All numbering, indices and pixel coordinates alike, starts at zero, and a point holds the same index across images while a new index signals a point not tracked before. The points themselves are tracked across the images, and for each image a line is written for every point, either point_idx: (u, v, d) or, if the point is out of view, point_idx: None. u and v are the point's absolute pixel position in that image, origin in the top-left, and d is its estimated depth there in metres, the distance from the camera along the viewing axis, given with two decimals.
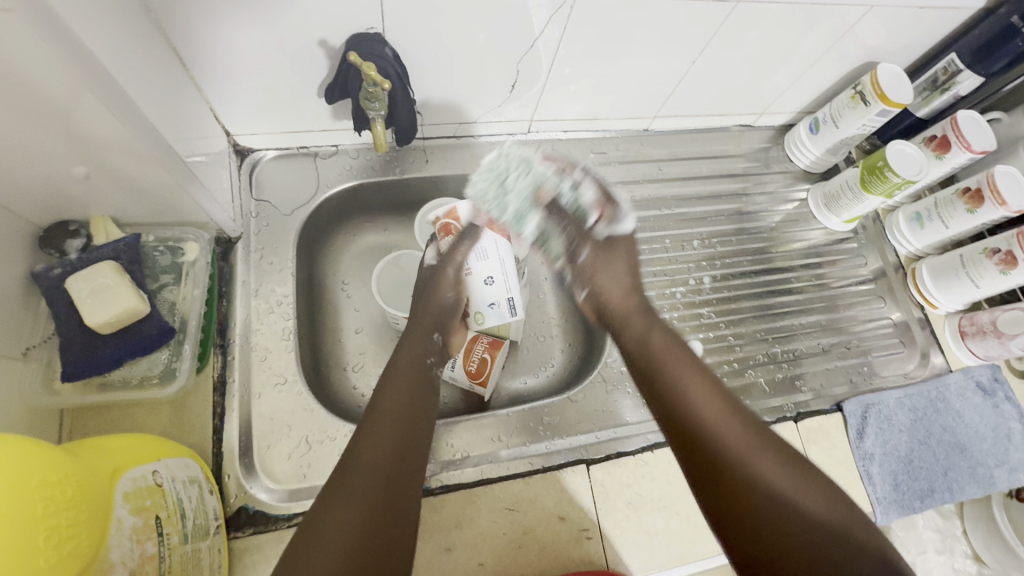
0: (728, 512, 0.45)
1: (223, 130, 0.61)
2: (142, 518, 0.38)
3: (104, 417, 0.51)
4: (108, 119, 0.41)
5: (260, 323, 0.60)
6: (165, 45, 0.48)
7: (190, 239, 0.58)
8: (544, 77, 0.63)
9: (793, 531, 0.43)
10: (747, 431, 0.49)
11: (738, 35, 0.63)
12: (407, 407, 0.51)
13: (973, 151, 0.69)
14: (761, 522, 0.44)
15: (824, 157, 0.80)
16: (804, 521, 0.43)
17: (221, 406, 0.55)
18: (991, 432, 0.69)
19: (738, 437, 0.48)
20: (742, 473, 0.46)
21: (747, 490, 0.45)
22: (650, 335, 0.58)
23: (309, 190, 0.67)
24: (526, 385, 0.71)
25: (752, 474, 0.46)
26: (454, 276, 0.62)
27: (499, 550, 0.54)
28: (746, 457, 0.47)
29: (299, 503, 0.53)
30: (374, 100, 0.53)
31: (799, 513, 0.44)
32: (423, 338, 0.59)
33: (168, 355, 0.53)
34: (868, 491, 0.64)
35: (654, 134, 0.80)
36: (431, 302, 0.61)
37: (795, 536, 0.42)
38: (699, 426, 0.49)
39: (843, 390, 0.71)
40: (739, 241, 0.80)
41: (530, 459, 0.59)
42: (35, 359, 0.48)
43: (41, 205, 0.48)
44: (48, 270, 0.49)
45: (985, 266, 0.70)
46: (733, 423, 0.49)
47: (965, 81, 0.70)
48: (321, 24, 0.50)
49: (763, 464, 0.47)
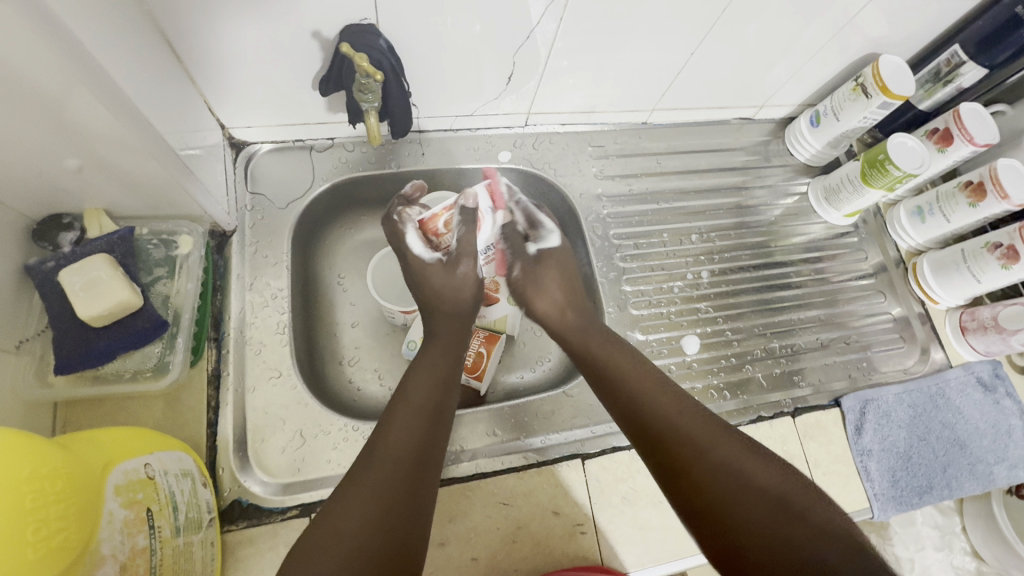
0: (685, 496, 0.46)
1: (218, 122, 0.61)
2: (133, 512, 0.38)
3: (98, 410, 0.51)
4: (100, 112, 0.41)
5: (255, 316, 0.60)
6: (159, 37, 0.48)
7: (184, 233, 0.57)
8: (541, 69, 0.63)
9: (745, 510, 0.43)
10: (695, 418, 0.50)
11: (738, 26, 0.62)
12: (436, 394, 0.53)
13: (975, 144, 0.68)
14: (717, 503, 0.44)
15: (825, 150, 0.80)
16: (758, 498, 0.43)
17: (215, 399, 0.55)
18: (992, 429, 0.69)
19: (688, 423, 0.50)
20: (693, 455, 0.47)
21: (719, 485, 0.45)
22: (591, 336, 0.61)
23: (305, 183, 0.67)
24: (523, 379, 0.71)
25: (703, 456, 0.47)
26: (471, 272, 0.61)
27: (493, 545, 0.54)
28: (712, 449, 0.47)
29: (293, 497, 0.53)
30: (367, 92, 0.53)
31: (750, 491, 0.44)
32: (457, 329, 0.60)
33: (161, 348, 0.53)
34: (866, 487, 0.64)
35: (652, 127, 0.79)
36: (459, 299, 0.61)
37: (773, 533, 0.41)
38: (648, 420, 0.51)
39: (842, 386, 0.71)
40: (738, 235, 0.79)
41: (524, 453, 0.59)
42: (28, 352, 0.48)
43: (35, 199, 0.48)
44: (42, 263, 0.49)
45: (987, 261, 0.69)
46: (680, 413, 0.51)
47: (968, 73, 0.69)
48: (314, 15, 0.50)
49: (714, 445, 0.47)
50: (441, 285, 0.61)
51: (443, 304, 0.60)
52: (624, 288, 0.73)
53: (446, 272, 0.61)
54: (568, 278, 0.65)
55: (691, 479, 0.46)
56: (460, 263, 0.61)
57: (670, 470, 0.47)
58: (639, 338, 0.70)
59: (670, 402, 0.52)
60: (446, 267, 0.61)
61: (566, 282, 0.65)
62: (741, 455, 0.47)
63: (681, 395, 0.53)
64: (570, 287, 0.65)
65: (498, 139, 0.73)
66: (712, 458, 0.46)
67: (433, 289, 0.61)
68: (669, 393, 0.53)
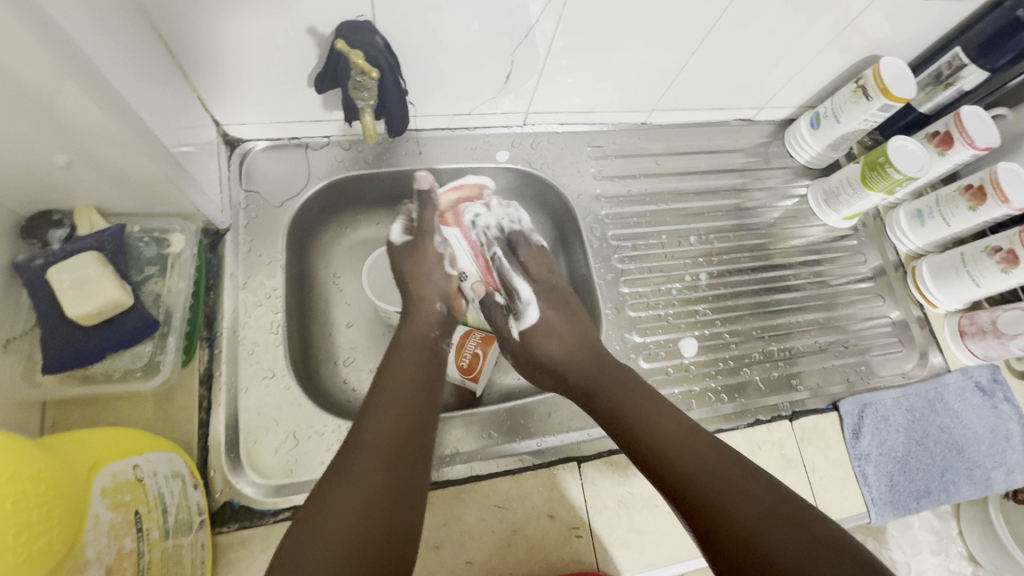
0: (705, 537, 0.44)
1: (212, 119, 0.60)
2: (120, 514, 0.38)
3: (86, 410, 0.51)
4: (90, 108, 0.40)
5: (249, 316, 0.60)
6: (151, 31, 0.47)
7: (176, 231, 0.57)
8: (540, 68, 0.62)
9: (774, 551, 0.41)
10: (716, 456, 0.48)
11: (738, 27, 0.61)
12: (411, 386, 0.51)
13: (976, 148, 0.68)
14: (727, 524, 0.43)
15: (825, 152, 0.79)
16: (787, 535, 0.42)
17: (207, 399, 0.54)
18: (990, 433, 0.69)
19: (703, 459, 0.48)
20: (714, 493, 0.45)
21: (732, 508, 0.44)
22: (613, 376, 0.57)
23: (300, 181, 0.66)
24: (519, 381, 0.70)
25: (719, 488, 0.45)
26: (435, 256, 0.64)
27: (488, 549, 0.54)
28: (714, 473, 0.46)
29: (285, 499, 0.53)
30: (362, 89, 0.52)
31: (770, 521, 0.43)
32: (425, 314, 0.60)
33: (152, 347, 0.52)
34: (864, 491, 0.63)
35: (652, 127, 0.79)
36: (423, 282, 0.62)
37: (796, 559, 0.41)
38: (665, 450, 0.49)
39: (840, 390, 0.71)
40: (737, 237, 0.79)
41: (520, 456, 0.59)
42: (16, 351, 0.47)
43: (22, 195, 0.47)
44: (30, 261, 0.49)
45: (987, 264, 0.69)
46: (702, 453, 0.48)
47: (969, 76, 0.68)
48: (310, 12, 0.49)
49: (732, 481, 0.46)
50: (406, 266, 0.63)
51: (409, 289, 0.61)
52: (622, 289, 0.72)
53: (413, 252, 0.63)
54: (578, 319, 0.62)
55: (715, 530, 0.44)
56: (421, 240, 0.64)
57: (692, 512, 0.45)
58: (636, 340, 0.70)
59: (689, 440, 0.49)
60: (410, 247, 0.64)
61: (576, 325, 0.62)
62: (767, 497, 0.45)
63: (688, 427, 0.51)
64: (581, 332, 0.61)
65: (496, 138, 0.73)
66: (732, 489, 0.45)
67: (400, 270, 0.63)
68: (688, 433, 0.50)
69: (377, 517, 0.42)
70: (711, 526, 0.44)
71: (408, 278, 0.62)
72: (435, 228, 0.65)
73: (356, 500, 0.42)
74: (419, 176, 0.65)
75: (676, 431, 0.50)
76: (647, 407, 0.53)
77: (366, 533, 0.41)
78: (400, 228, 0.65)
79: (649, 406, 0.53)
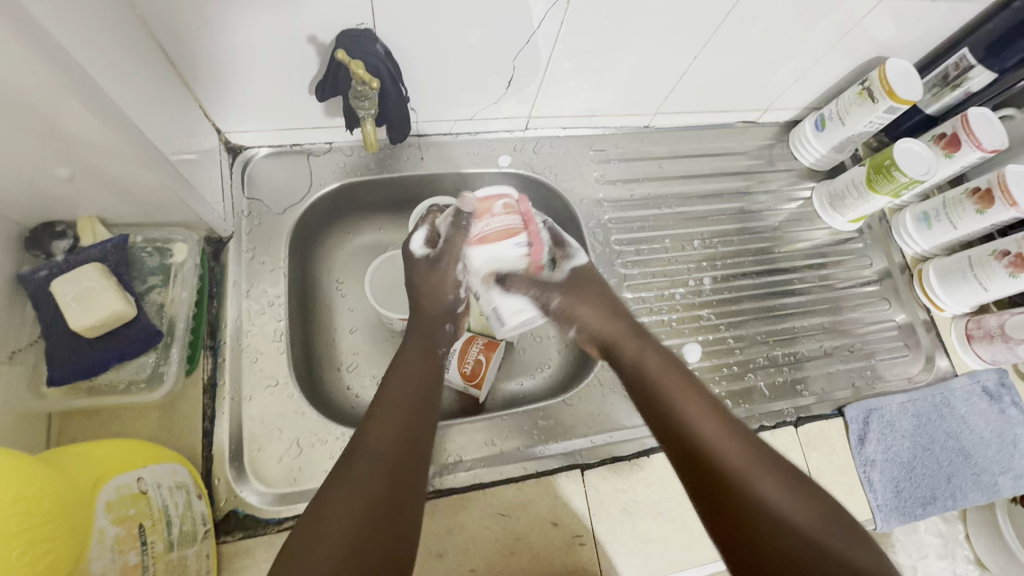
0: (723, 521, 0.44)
1: (213, 126, 0.60)
2: (125, 528, 0.38)
3: (91, 421, 0.51)
4: (92, 123, 0.40)
5: (252, 324, 0.60)
6: (151, 42, 0.47)
7: (179, 240, 0.57)
8: (543, 72, 0.62)
9: (787, 545, 0.42)
10: (744, 451, 0.46)
11: (742, 29, 0.61)
12: (414, 394, 0.51)
13: (984, 150, 0.67)
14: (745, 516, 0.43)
15: (831, 154, 0.79)
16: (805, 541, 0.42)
17: (211, 409, 0.55)
18: (997, 438, 0.68)
19: (732, 451, 0.46)
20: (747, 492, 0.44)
21: (756, 511, 0.43)
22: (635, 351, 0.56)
23: (302, 188, 0.66)
24: (522, 386, 0.70)
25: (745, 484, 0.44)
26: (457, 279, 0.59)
27: (491, 556, 0.54)
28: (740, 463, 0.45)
29: (289, 508, 0.53)
30: (363, 99, 0.52)
31: (788, 522, 0.43)
32: (433, 330, 0.59)
33: (156, 358, 0.53)
34: (869, 498, 0.63)
35: (654, 130, 0.78)
36: (435, 299, 0.59)
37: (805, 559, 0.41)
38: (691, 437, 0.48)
39: (845, 395, 0.70)
40: (740, 241, 0.78)
41: (523, 464, 0.59)
42: (22, 362, 0.48)
43: (26, 206, 0.47)
44: (34, 272, 0.49)
45: (994, 268, 0.68)
46: (727, 440, 0.47)
47: (977, 77, 0.67)
48: (311, 20, 0.49)
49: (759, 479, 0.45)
50: (422, 281, 0.59)
51: (418, 303, 0.59)
52: (625, 295, 0.72)
53: (432, 270, 0.59)
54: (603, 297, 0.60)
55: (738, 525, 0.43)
56: (443, 262, 0.59)
57: (710, 501, 0.45)
58: None
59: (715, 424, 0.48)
60: (430, 264, 0.59)
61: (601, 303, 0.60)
62: (788, 492, 0.44)
63: (719, 411, 0.49)
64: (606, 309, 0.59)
65: (498, 143, 0.72)
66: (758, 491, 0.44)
67: (416, 281, 0.60)
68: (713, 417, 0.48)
69: (378, 524, 0.42)
70: (733, 520, 0.43)
71: (421, 291, 0.60)
72: (462, 254, 0.58)
73: (356, 507, 0.42)
74: (465, 200, 0.55)
75: (702, 407, 0.49)
76: (679, 382, 0.52)
77: (366, 538, 0.41)
78: (423, 237, 0.61)
79: (679, 380, 0.52)
